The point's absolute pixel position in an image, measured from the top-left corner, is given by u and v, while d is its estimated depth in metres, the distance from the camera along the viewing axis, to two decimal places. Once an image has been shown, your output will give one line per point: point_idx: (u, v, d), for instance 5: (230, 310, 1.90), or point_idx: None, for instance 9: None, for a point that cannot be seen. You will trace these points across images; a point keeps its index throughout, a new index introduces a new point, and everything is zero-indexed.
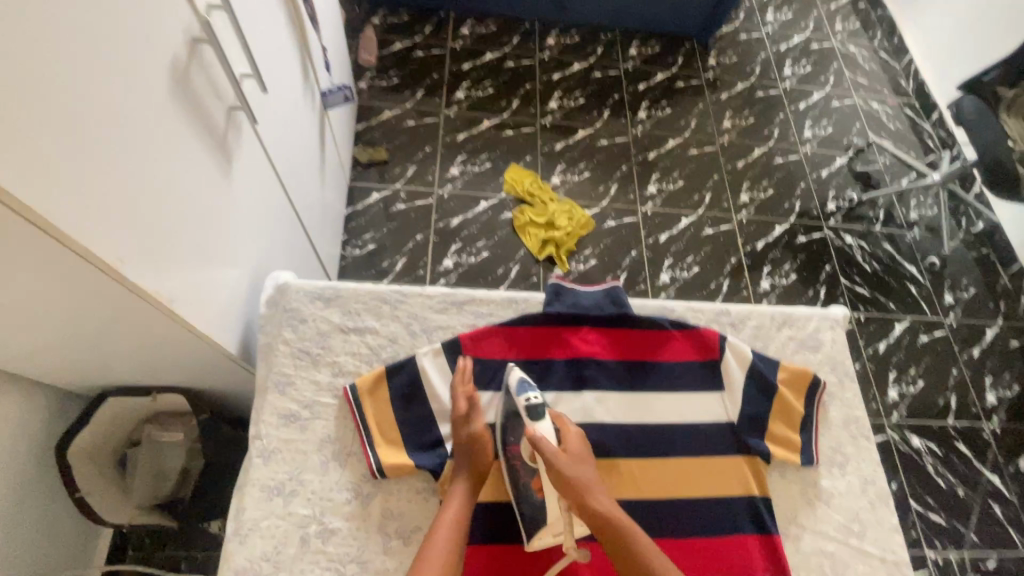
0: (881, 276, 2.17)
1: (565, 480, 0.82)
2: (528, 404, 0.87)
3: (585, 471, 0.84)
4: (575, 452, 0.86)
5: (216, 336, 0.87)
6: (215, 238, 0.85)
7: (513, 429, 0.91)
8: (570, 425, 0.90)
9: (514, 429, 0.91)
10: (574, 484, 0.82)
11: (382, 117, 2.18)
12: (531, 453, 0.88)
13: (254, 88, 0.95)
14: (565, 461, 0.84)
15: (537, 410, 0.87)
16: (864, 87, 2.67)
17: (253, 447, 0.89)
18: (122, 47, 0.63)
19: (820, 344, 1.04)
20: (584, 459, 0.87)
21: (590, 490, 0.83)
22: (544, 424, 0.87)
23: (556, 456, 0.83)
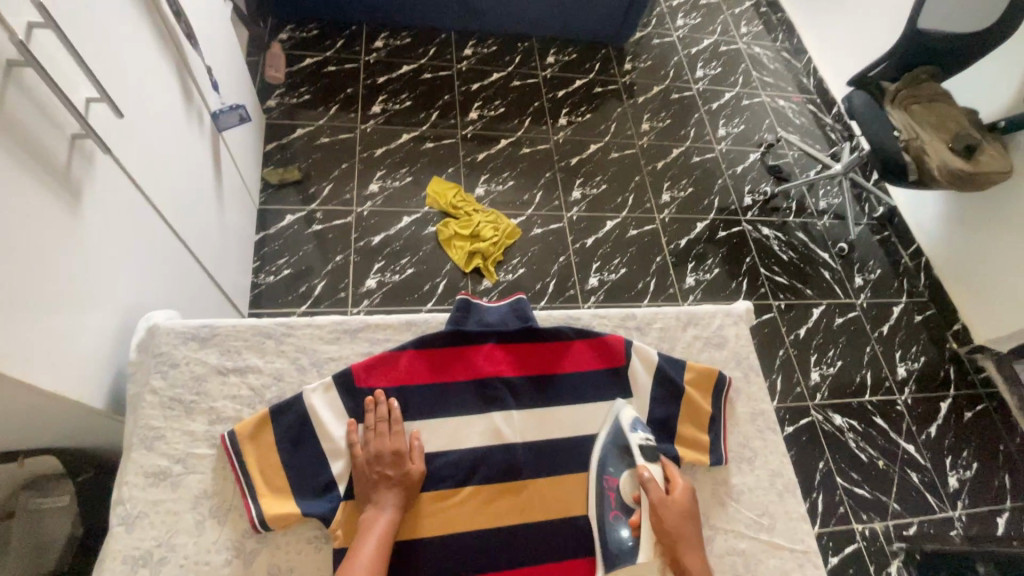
0: (797, 264, 2.28)
1: (668, 529, 0.84)
2: (641, 443, 0.90)
3: (688, 526, 0.85)
4: (681, 502, 0.87)
5: (68, 390, 0.77)
6: (59, 282, 0.76)
7: (617, 462, 0.91)
8: (680, 477, 0.89)
9: (619, 464, 0.91)
10: (673, 532, 0.84)
11: (293, 136, 2.09)
12: (632, 493, 0.89)
13: (106, 114, 0.86)
14: (671, 510, 0.85)
15: (648, 450, 0.90)
16: (770, 86, 2.81)
17: (114, 515, 0.80)
18: None
19: (725, 341, 1.06)
20: (688, 515, 0.86)
21: (687, 544, 0.85)
22: (654, 466, 0.89)
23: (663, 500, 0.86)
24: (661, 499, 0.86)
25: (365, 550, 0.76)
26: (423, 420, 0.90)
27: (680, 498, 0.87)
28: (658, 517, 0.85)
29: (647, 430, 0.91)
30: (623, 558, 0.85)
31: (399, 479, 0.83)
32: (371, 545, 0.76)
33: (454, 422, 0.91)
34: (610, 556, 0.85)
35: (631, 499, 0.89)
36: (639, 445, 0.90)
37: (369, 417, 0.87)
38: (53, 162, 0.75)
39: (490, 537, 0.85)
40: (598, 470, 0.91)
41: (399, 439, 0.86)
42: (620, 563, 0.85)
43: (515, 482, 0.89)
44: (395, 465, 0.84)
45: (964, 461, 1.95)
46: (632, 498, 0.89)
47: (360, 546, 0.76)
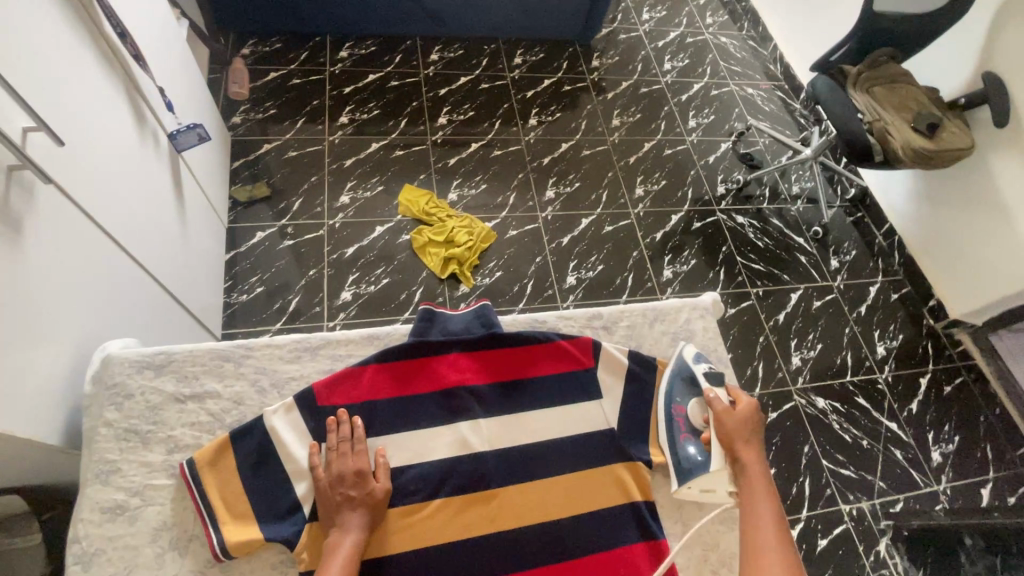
0: (772, 251, 2.29)
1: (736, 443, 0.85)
2: (704, 370, 0.93)
3: (752, 434, 0.86)
4: (744, 416, 0.87)
5: (22, 429, 0.76)
6: (6, 319, 0.74)
7: (684, 393, 0.94)
8: (745, 393, 0.90)
9: (687, 394, 0.94)
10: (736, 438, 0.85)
11: (260, 151, 2.06)
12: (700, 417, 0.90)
13: (45, 143, 0.84)
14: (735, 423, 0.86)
15: (712, 375, 0.92)
16: (738, 75, 2.83)
17: (70, 553, 0.78)
18: None
19: (692, 334, 1.05)
20: (751, 424, 0.87)
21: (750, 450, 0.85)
22: (719, 389, 0.91)
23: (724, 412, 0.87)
24: (724, 409, 0.87)
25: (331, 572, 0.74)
26: (388, 436, 0.89)
27: (746, 411, 0.87)
28: (725, 427, 0.86)
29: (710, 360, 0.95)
30: (695, 469, 0.87)
31: (364, 497, 0.82)
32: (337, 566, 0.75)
33: (421, 435, 0.90)
34: (683, 471, 0.88)
35: (702, 420, 0.90)
36: (701, 372, 0.93)
37: (331, 437, 0.86)
38: None
39: (461, 548, 0.84)
40: (666, 400, 0.95)
41: (362, 456, 0.84)
42: (693, 474, 0.87)
43: (484, 491, 0.88)
44: (361, 481, 0.82)
45: (946, 435, 1.97)
46: (701, 422, 0.90)
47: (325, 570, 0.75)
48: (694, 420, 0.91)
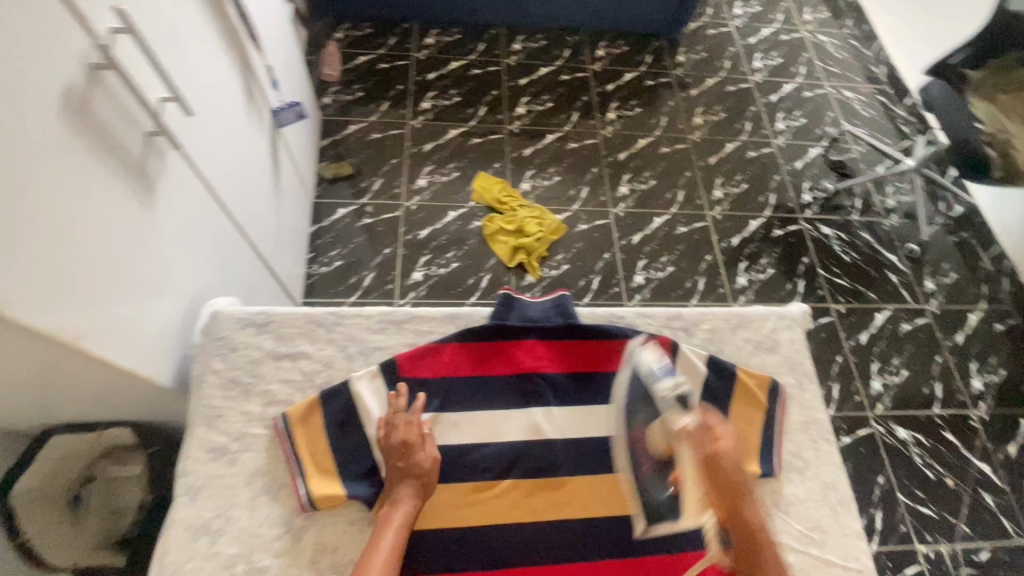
0: (859, 266, 2.14)
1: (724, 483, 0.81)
2: (674, 387, 0.81)
3: (740, 479, 0.82)
4: (727, 453, 0.81)
5: (142, 370, 0.84)
6: (134, 270, 0.82)
7: (647, 410, 0.82)
8: (720, 425, 0.83)
9: (649, 412, 0.82)
10: (731, 484, 0.81)
11: (347, 132, 2.16)
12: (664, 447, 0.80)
13: (176, 112, 0.91)
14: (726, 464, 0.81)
15: (683, 395, 0.80)
16: (836, 76, 2.65)
17: (178, 485, 0.86)
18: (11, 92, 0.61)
19: (777, 345, 1.00)
20: (733, 461, 0.82)
21: (740, 498, 0.81)
22: (692, 416, 0.80)
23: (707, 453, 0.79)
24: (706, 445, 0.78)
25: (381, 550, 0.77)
26: (463, 413, 0.92)
27: (723, 450, 0.81)
28: (707, 465, 0.79)
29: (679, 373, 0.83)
30: (668, 513, 0.78)
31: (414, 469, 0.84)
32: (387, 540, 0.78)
33: (495, 416, 0.92)
34: (652, 512, 0.79)
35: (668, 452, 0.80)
36: (673, 391, 0.80)
37: (394, 413, 0.88)
38: (130, 158, 0.81)
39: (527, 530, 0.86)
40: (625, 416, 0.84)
41: (413, 429, 0.86)
42: (664, 518, 0.78)
43: (551, 478, 0.89)
44: (412, 453, 0.85)
45: None
46: (667, 452, 0.80)
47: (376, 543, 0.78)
48: (658, 447, 0.80)
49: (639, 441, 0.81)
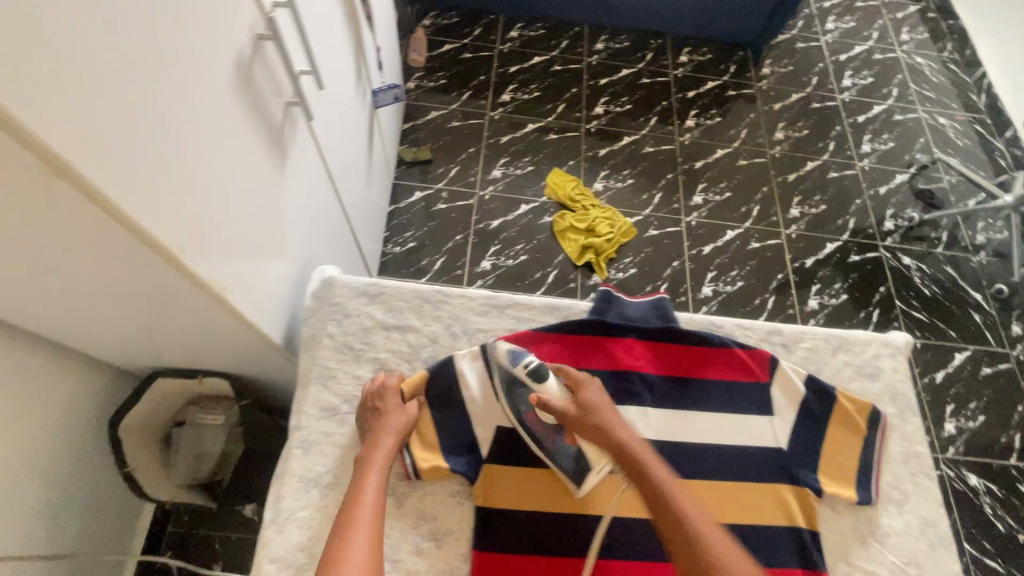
0: (940, 301, 2.05)
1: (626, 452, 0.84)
2: (528, 367, 0.90)
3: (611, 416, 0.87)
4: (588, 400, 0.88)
5: (262, 325, 0.90)
6: (264, 231, 0.87)
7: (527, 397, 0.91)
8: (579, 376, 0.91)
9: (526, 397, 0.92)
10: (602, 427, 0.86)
11: (428, 118, 2.20)
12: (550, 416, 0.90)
13: (310, 85, 0.96)
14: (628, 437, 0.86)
15: (538, 370, 0.90)
16: (930, 101, 2.53)
17: (293, 437, 0.91)
18: (198, 54, 0.66)
19: (879, 372, 0.99)
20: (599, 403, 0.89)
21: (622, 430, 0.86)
22: (550, 385, 0.90)
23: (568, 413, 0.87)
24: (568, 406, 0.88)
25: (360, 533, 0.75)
26: None
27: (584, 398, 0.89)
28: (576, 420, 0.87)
29: (530, 354, 0.91)
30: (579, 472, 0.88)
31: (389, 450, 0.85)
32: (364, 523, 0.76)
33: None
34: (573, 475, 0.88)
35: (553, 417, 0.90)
36: (525, 371, 0.89)
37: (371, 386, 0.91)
38: (273, 125, 0.86)
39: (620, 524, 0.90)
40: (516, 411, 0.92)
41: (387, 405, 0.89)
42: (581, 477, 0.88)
43: None
44: (379, 436, 0.86)
45: None
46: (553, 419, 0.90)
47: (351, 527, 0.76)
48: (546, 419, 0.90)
49: (534, 423, 0.91)
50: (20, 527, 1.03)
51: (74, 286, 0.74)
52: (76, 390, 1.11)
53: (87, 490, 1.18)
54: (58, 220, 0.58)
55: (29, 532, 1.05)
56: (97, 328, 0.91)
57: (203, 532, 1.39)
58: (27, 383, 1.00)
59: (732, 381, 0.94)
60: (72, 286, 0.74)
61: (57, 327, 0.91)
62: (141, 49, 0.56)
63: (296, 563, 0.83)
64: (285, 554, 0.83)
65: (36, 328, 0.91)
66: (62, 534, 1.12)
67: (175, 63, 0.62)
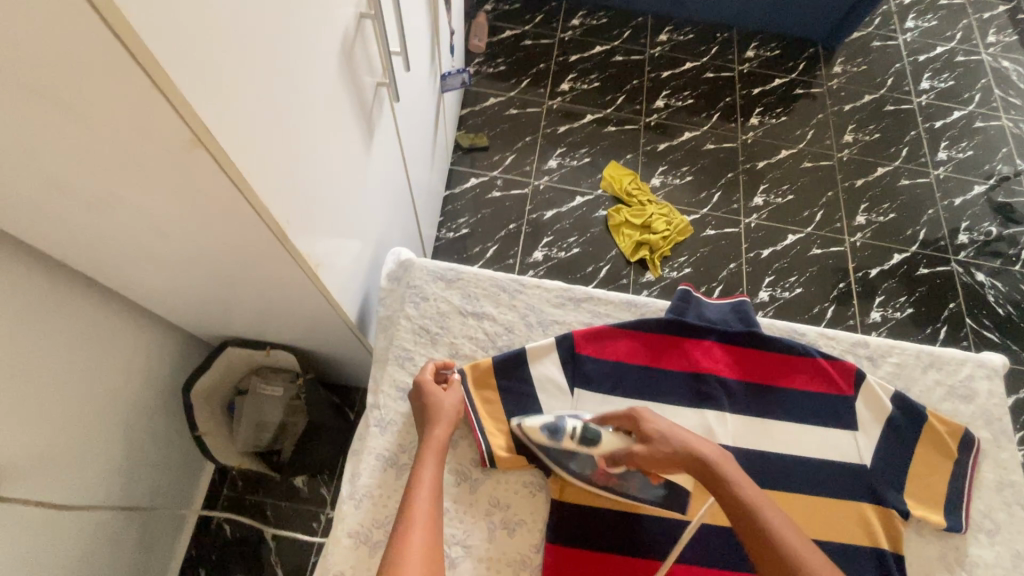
0: (1015, 322, 1.94)
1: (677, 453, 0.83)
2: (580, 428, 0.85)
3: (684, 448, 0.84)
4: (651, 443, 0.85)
5: (340, 300, 0.92)
6: (349, 209, 0.89)
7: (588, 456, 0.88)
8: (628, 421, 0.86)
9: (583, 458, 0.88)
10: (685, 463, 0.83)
11: (486, 104, 2.19)
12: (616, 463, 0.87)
13: (399, 66, 0.97)
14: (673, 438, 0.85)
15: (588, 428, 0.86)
16: (1015, 108, 2.37)
17: (371, 416, 0.92)
18: (311, 29, 0.67)
19: (973, 394, 0.94)
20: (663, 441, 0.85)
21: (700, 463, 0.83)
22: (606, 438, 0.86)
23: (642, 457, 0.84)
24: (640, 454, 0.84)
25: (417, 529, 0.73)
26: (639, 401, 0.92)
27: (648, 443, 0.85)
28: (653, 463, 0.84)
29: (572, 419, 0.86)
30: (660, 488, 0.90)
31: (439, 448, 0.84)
32: (420, 524, 0.75)
33: (670, 410, 0.91)
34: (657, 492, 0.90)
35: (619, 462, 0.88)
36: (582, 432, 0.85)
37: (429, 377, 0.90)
38: (366, 105, 0.87)
39: (692, 528, 0.89)
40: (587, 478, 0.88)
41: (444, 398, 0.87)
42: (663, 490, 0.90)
43: None
44: (429, 434, 0.85)
45: None
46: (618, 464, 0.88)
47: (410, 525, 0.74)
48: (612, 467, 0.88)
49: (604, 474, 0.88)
50: (98, 481, 1.08)
51: (180, 252, 0.78)
52: (152, 354, 1.15)
53: (160, 450, 1.24)
54: (184, 187, 0.62)
55: (107, 486, 1.11)
56: (183, 293, 0.95)
57: (257, 498, 1.44)
58: (108, 346, 1.04)
59: (816, 393, 0.92)
60: (178, 252, 0.78)
61: (150, 292, 0.96)
62: (271, 25, 0.59)
63: (370, 539, 0.84)
64: (360, 529, 0.84)
65: (132, 291, 0.96)
66: (135, 490, 1.18)
67: (296, 40, 0.64)
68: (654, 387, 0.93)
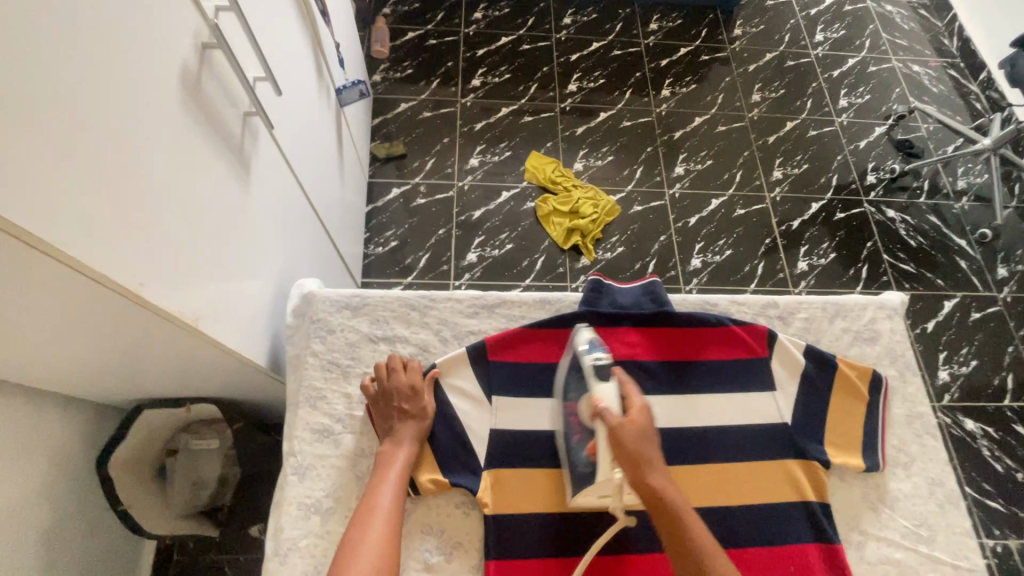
0: (927, 251, 2.06)
1: (624, 450, 0.77)
2: (593, 363, 0.85)
3: (647, 446, 0.78)
4: (638, 425, 0.79)
5: (244, 350, 0.86)
6: (233, 250, 0.83)
7: (579, 388, 0.88)
8: (639, 403, 0.81)
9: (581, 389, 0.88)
10: (630, 458, 0.77)
11: (397, 111, 2.13)
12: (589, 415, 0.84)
13: (267, 92, 0.92)
14: (626, 432, 0.78)
15: (602, 370, 0.85)
16: (903, 49, 2.49)
17: (288, 464, 0.90)
18: (139, 74, 0.62)
19: (877, 335, 1.00)
20: (646, 430, 0.80)
21: (652, 469, 0.77)
22: (607, 393, 0.82)
23: (617, 426, 0.78)
24: (614, 421, 0.78)
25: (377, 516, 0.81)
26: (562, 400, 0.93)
27: (637, 421, 0.79)
28: (614, 439, 0.78)
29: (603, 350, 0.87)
30: (584, 480, 0.82)
31: (413, 416, 0.91)
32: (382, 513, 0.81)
33: None
34: (578, 479, 0.84)
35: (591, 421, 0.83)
36: (593, 365, 0.85)
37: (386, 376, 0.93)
38: (232, 138, 0.82)
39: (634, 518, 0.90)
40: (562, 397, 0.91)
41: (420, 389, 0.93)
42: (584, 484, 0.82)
43: None
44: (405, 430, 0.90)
45: None
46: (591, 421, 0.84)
47: (378, 488, 0.84)
48: (584, 419, 0.85)
49: (573, 416, 0.87)
50: None
51: (39, 336, 0.70)
52: (61, 436, 1.07)
53: (90, 533, 1.16)
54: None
55: None
56: (68, 370, 0.87)
57: (212, 556, 1.36)
58: (10, 441, 0.96)
59: (730, 362, 0.95)
60: (35, 335, 0.69)
61: (29, 372, 0.86)
62: (68, 80, 0.52)
63: None
64: None
65: (11, 375, 0.86)
66: None
67: (109, 87, 0.57)
68: None
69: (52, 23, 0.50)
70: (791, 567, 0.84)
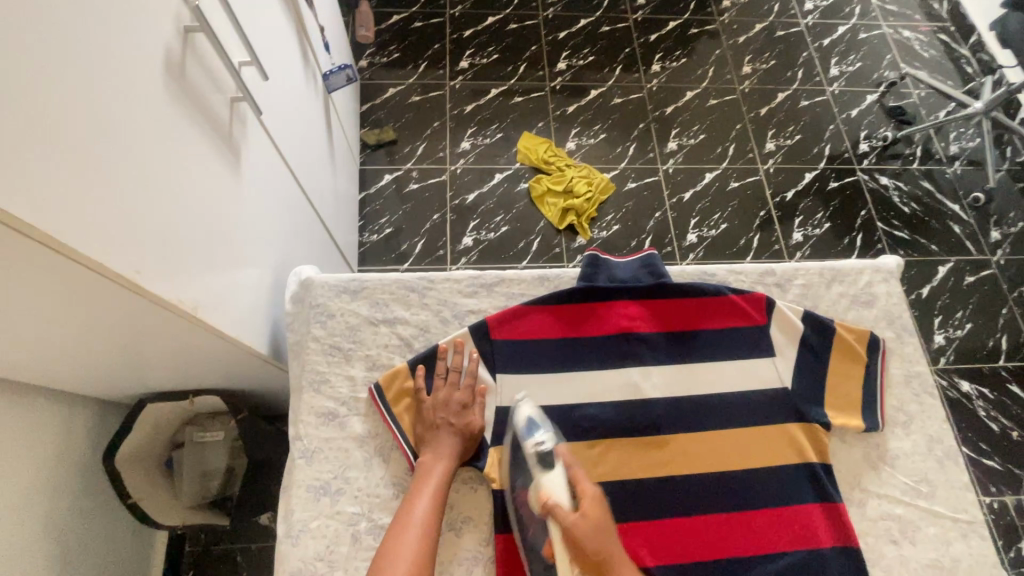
0: (920, 217, 2.07)
1: (581, 551, 0.74)
2: (538, 446, 0.82)
3: (605, 541, 0.76)
4: (592, 518, 0.77)
5: (244, 338, 0.86)
6: (227, 239, 0.82)
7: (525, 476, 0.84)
8: (588, 488, 0.80)
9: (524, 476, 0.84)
10: (589, 556, 0.74)
11: (385, 96, 2.11)
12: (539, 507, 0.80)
13: (254, 77, 0.91)
14: (582, 529, 0.75)
15: (547, 456, 0.81)
16: (893, 15, 2.47)
17: (295, 449, 0.91)
18: (122, 60, 0.60)
19: (874, 299, 1.01)
20: (600, 523, 0.78)
21: (615, 564, 0.75)
22: (556, 485, 0.79)
23: (572, 523, 0.75)
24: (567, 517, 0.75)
25: (411, 524, 0.80)
26: (564, 374, 0.94)
27: (590, 514, 0.77)
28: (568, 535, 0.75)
29: (544, 433, 0.84)
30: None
31: (460, 430, 0.89)
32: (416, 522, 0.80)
33: (593, 373, 0.94)
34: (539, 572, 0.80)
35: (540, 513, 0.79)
36: (536, 451, 0.82)
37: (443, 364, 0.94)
38: (220, 125, 0.80)
39: None
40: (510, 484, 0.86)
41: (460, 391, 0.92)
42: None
43: (658, 436, 0.90)
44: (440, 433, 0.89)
45: None
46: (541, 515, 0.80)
47: (415, 497, 0.83)
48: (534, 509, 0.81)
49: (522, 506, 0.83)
50: None
51: (36, 331, 0.69)
52: (66, 432, 1.08)
53: (101, 526, 1.17)
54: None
55: None
56: (68, 367, 0.87)
57: (224, 547, 1.38)
58: (16, 439, 0.96)
59: (729, 331, 0.96)
60: (33, 331, 0.69)
61: (29, 370, 0.86)
62: (52, 67, 0.51)
63: (316, 572, 0.84)
64: (303, 565, 0.84)
65: (9, 373, 0.86)
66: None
67: (91, 73, 0.56)
68: (579, 357, 0.95)
69: (34, 8, 0.49)
70: (795, 526, 0.86)
